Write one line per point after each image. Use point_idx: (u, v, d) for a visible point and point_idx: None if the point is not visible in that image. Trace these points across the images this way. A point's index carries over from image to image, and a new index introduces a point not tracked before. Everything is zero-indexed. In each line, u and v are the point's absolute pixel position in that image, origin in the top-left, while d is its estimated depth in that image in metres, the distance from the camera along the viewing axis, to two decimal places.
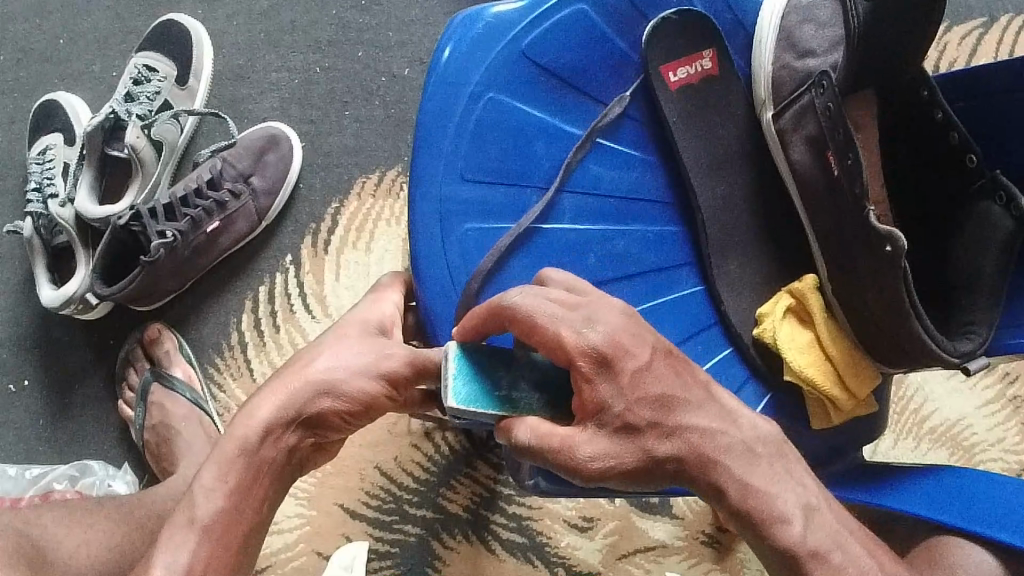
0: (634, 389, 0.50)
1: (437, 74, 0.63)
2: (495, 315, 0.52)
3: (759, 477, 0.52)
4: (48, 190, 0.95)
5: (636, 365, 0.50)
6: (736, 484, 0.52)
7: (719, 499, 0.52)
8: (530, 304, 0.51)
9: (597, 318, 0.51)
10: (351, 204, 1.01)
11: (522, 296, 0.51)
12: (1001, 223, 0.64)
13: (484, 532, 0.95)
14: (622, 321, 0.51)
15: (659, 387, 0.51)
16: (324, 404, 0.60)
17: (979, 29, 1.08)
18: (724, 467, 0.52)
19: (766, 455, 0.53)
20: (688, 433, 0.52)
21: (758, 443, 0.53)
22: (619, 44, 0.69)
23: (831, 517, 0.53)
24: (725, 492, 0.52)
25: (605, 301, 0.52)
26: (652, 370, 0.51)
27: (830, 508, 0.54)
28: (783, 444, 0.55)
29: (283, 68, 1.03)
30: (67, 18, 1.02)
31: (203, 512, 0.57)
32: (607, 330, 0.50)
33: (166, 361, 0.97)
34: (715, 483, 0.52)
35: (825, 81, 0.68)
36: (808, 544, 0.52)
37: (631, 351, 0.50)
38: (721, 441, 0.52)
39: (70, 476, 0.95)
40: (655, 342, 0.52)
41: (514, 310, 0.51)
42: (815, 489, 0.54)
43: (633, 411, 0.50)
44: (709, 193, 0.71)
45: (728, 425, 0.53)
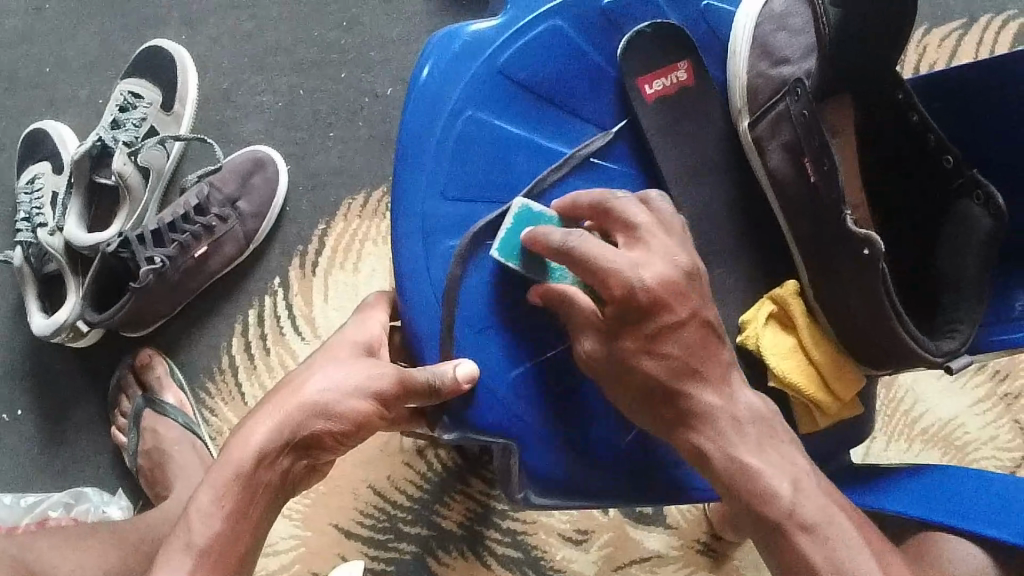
0: (652, 341, 0.56)
1: (417, 90, 0.64)
2: (550, 251, 0.56)
3: (747, 452, 0.56)
4: (37, 219, 0.96)
5: (669, 321, 0.56)
6: (720, 454, 0.56)
7: (704, 466, 0.57)
8: (589, 243, 0.55)
9: (651, 262, 0.55)
10: (338, 224, 1.02)
11: (579, 236, 0.56)
12: (980, 221, 0.65)
13: (479, 547, 0.95)
14: (675, 274, 0.56)
15: (680, 350, 0.56)
16: (318, 425, 0.60)
17: (957, 30, 1.09)
18: (709, 436, 0.57)
19: (753, 436, 0.57)
20: (687, 399, 0.57)
21: (745, 420, 0.57)
22: (594, 57, 0.70)
23: (819, 495, 0.55)
24: (710, 460, 0.56)
25: (671, 249, 0.57)
26: (682, 331, 0.56)
27: (819, 486, 0.56)
28: (773, 422, 0.58)
29: (268, 91, 1.04)
30: (53, 47, 1.03)
31: (200, 535, 0.58)
32: (655, 277, 0.55)
33: (158, 386, 0.97)
34: (700, 446, 0.57)
35: (800, 88, 0.69)
36: (797, 516, 0.54)
37: (670, 306, 0.55)
38: (714, 413, 0.57)
39: (65, 503, 0.95)
40: (699, 307, 0.57)
41: (569, 251, 0.55)
42: (805, 467, 0.56)
43: (640, 357, 0.57)
44: (689, 204, 0.72)
45: (727, 403, 0.57)
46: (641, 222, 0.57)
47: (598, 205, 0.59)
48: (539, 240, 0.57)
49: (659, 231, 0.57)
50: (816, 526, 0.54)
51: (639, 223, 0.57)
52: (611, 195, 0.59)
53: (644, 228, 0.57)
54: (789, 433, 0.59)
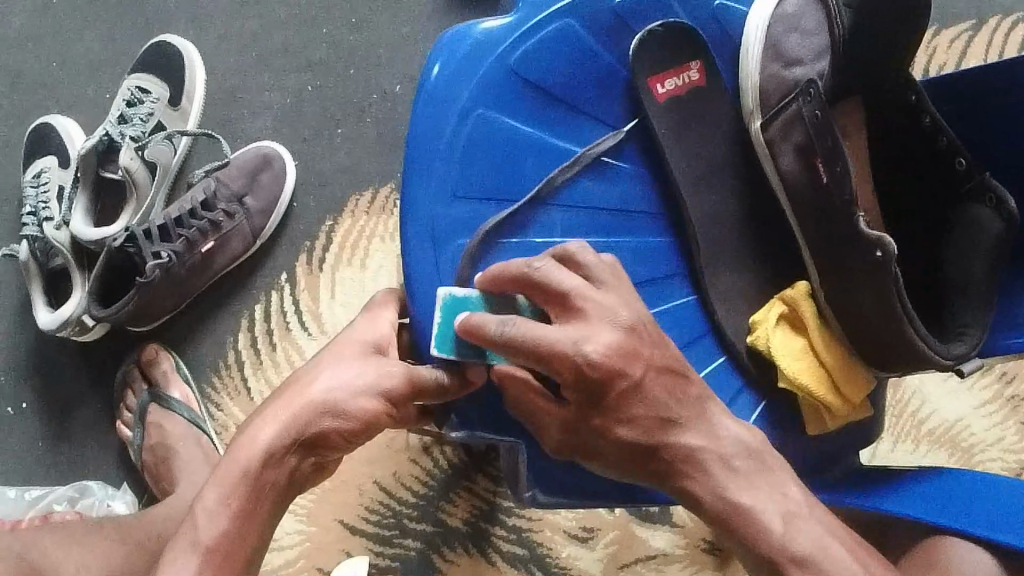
0: (617, 409, 0.56)
1: (426, 91, 0.63)
2: (487, 342, 0.54)
3: (737, 489, 0.56)
4: (43, 214, 0.95)
5: (626, 385, 0.55)
6: (711, 493, 0.56)
7: (698, 507, 0.57)
8: (527, 328, 0.53)
9: (593, 333, 0.54)
10: (345, 221, 1.02)
11: (514, 325, 0.54)
12: (989, 226, 0.64)
13: (484, 544, 0.95)
14: (619, 338, 0.54)
15: (646, 410, 0.56)
16: (327, 423, 0.60)
17: (967, 31, 1.09)
18: (699, 481, 0.57)
19: (743, 469, 0.57)
20: (668, 452, 0.57)
21: (734, 457, 0.57)
22: (606, 57, 0.70)
23: (813, 523, 0.55)
24: (703, 500, 0.57)
25: (608, 309, 0.55)
26: (641, 390, 0.56)
27: (812, 514, 0.56)
28: (764, 455, 0.58)
29: (275, 87, 1.04)
30: (60, 42, 1.03)
31: (207, 533, 0.58)
32: (602, 349, 0.53)
33: (163, 381, 0.97)
34: (690, 491, 0.57)
35: (813, 89, 0.68)
36: (789, 549, 0.54)
37: (623, 372, 0.54)
38: (698, 457, 0.57)
39: (70, 497, 0.95)
40: (649, 361, 0.56)
41: (509, 341, 0.53)
42: (797, 498, 0.56)
43: (611, 428, 0.57)
44: (699, 205, 0.71)
45: (710, 441, 0.57)
46: (572, 290, 0.55)
47: (519, 280, 0.56)
48: (475, 330, 0.55)
49: (591, 292, 0.55)
50: (809, 559, 0.54)
51: (569, 292, 0.55)
52: (529, 265, 0.56)
53: (577, 294, 0.55)
54: (782, 464, 0.59)
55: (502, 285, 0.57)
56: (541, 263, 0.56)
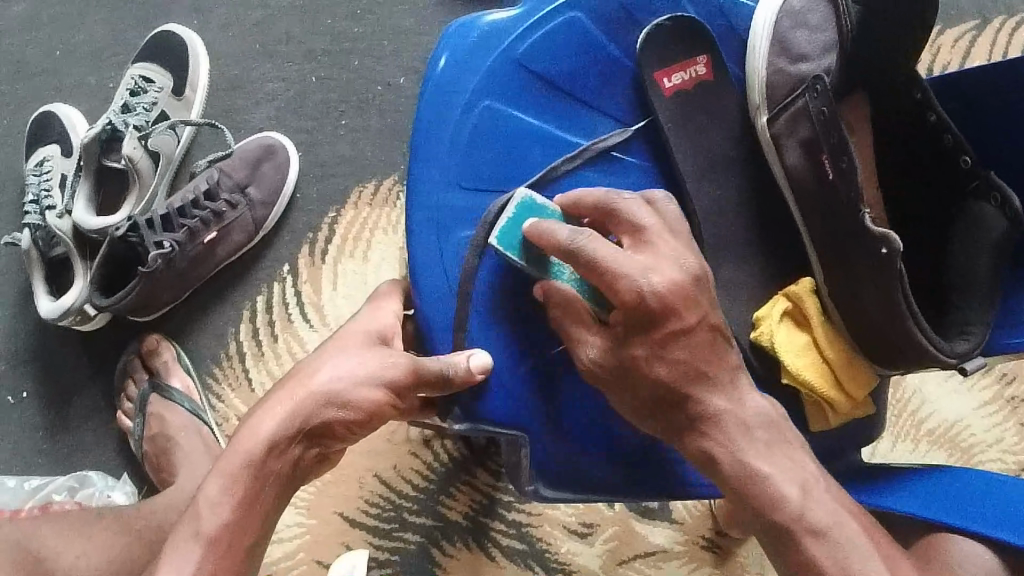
0: (661, 347, 0.56)
1: (434, 82, 0.63)
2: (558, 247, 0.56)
3: (756, 456, 0.56)
4: (45, 203, 0.96)
5: (678, 327, 0.55)
6: (730, 458, 0.56)
7: (715, 474, 0.57)
8: (597, 243, 0.55)
9: (661, 267, 0.55)
10: (348, 212, 1.02)
11: (587, 236, 0.55)
12: (994, 224, 0.65)
13: (484, 538, 0.95)
14: (683, 279, 0.55)
15: (688, 355, 0.56)
16: (329, 414, 0.60)
17: (970, 31, 1.09)
18: (719, 441, 0.56)
19: (763, 439, 0.56)
20: (697, 404, 0.57)
21: (756, 426, 0.56)
22: (612, 50, 0.69)
23: (828, 498, 0.55)
24: (721, 465, 0.56)
25: (678, 253, 0.56)
26: (690, 336, 0.56)
27: (829, 490, 0.56)
28: (783, 426, 0.58)
29: (278, 78, 1.04)
30: (64, 30, 1.03)
31: (209, 524, 0.58)
32: (663, 283, 0.54)
33: (164, 371, 0.97)
34: (709, 452, 0.56)
35: (820, 84, 0.69)
36: (806, 521, 0.54)
37: (678, 313, 0.55)
38: (722, 419, 0.56)
39: (70, 487, 0.95)
40: (707, 313, 0.56)
41: (577, 251, 0.55)
42: (815, 471, 0.56)
43: (649, 363, 0.56)
44: (705, 199, 0.71)
45: (735, 406, 0.57)
46: (649, 226, 0.57)
47: (601, 205, 0.58)
48: (547, 233, 0.57)
49: (667, 234, 0.57)
50: (826, 530, 0.54)
51: (645, 226, 0.57)
52: (616, 196, 0.58)
53: (652, 230, 0.57)
54: (800, 437, 0.59)
55: (583, 208, 0.60)
56: (626, 196, 0.58)
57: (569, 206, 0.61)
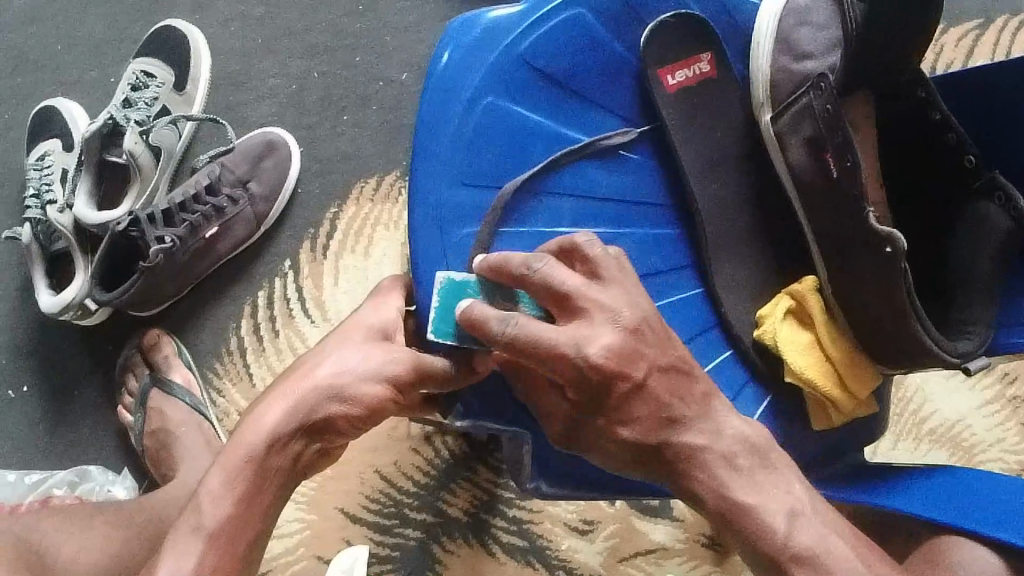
0: (619, 411, 0.56)
1: (436, 76, 0.63)
2: (489, 338, 0.52)
3: (740, 488, 0.56)
4: (46, 197, 0.95)
5: (629, 387, 0.54)
6: (712, 494, 0.56)
7: (700, 504, 0.57)
8: (531, 328, 0.51)
9: (594, 334, 0.52)
10: (350, 208, 1.01)
11: (517, 322, 0.51)
12: (999, 221, 0.64)
13: (485, 535, 0.95)
14: (621, 339, 0.53)
15: (647, 411, 0.56)
16: (332, 408, 0.60)
17: (974, 31, 1.08)
18: (701, 481, 0.56)
19: (746, 467, 0.57)
20: (671, 451, 0.57)
21: (737, 455, 0.57)
22: (616, 47, 0.69)
23: (816, 522, 0.56)
24: (703, 499, 0.57)
25: (611, 308, 0.53)
26: (644, 390, 0.55)
27: (817, 512, 0.56)
28: (765, 450, 0.58)
29: (280, 74, 1.03)
30: (65, 24, 1.02)
31: (210, 518, 0.58)
32: (606, 347, 0.52)
33: (165, 365, 0.97)
34: (690, 489, 0.57)
35: (824, 82, 0.68)
36: (791, 548, 0.55)
37: (624, 374, 0.54)
38: (701, 457, 0.56)
39: (69, 482, 0.95)
40: (652, 359, 0.55)
41: (510, 340, 0.51)
42: (801, 495, 0.57)
43: (615, 430, 0.56)
44: (708, 197, 0.71)
45: (712, 438, 0.57)
46: (574, 289, 0.53)
47: (518, 276, 0.54)
48: (477, 323, 0.52)
49: (593, 290, 0.53)
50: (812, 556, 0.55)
51: (570, 291, 0.53)
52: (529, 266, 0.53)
53: (578, 293, 0.53)
54: (785, 458, 0.59)
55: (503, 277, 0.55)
56: (540, 262, 0.53)
57: (492, 273, 0.56)
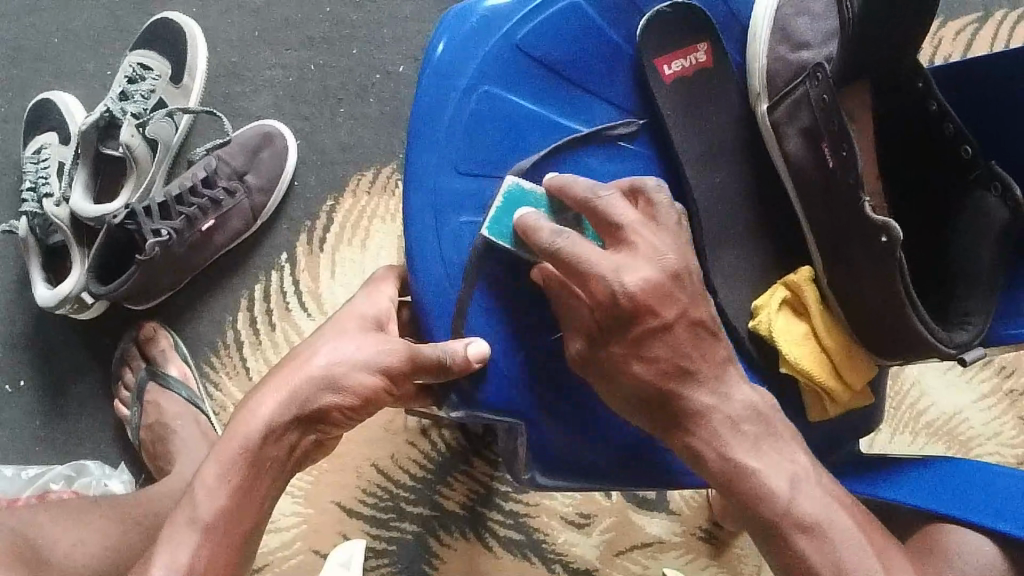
0: (639, 347, 0.56)
1: (432, 66, 0.63)
2: (536, 245, 0.56)
3: (743, 453, 0.56)
4: (42, 189, 0.95)
5: (653, 326, 0.55)
6: (716, 456, 0.56)
7: (701, 467, 0.57)
8: (577, 247, 0.55)
9: (635, 265, 0.54)
10: (347, 201, 1.01)
11: (565, 238, 0.55)
12: (995, 213, 0.64)
13: (481, 528, 0.95)
14: (660, 277, 0.55)
15: (668, 353, 0.56)
16: (326, 399, 0.60)
17: (973, 23, 1.08)
18: (705, 440, 0.56)
19: (751, 433, 0.56)
20: (682, 402, 0.57)
21: (744, 420, 0.56)
22: (612, 35, 0.69)
23: (818, 491, 0.55)
24: (705, 461, 0.57)
25: (658, 248, 0.56)
26: (670, 332, 0.56)
27: (819, 483, 0.56)
28: (771, 417, 0.57)
29: (277, 66, 1.03)
30: (62, 17, 1.02)
31: (206, 509, 0.58)
32: (641, 281, 0.54)
33: (161, 359, 0.97)
34: (693, 448, 0.57)
35: (820, 73, 0.68)
36: (794, 516, 0.54)
37: (655, 311, 0.55)
38: (710, 417, 0.56)
39: (66, 476, 0.95)
40: (687, 308, 0.56)
41: (556, 251, 0.55)
42: (805, 464, 0.56)
43: (630, 363, 0.56)
44: (704, 187, 0.71)
45: (721, 401, 0.57)
46: (628, 222, 0.56)
47: (582, 201, 0.58)
48: (529, 231, 0.57)
49: (644, 229, 0.56)
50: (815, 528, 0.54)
51: (622, 223, 0.56)
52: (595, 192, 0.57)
53: (631, 227, 0.56)
54: (789, 427, 0.58)
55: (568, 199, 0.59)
56: (604, 192, 0.57)
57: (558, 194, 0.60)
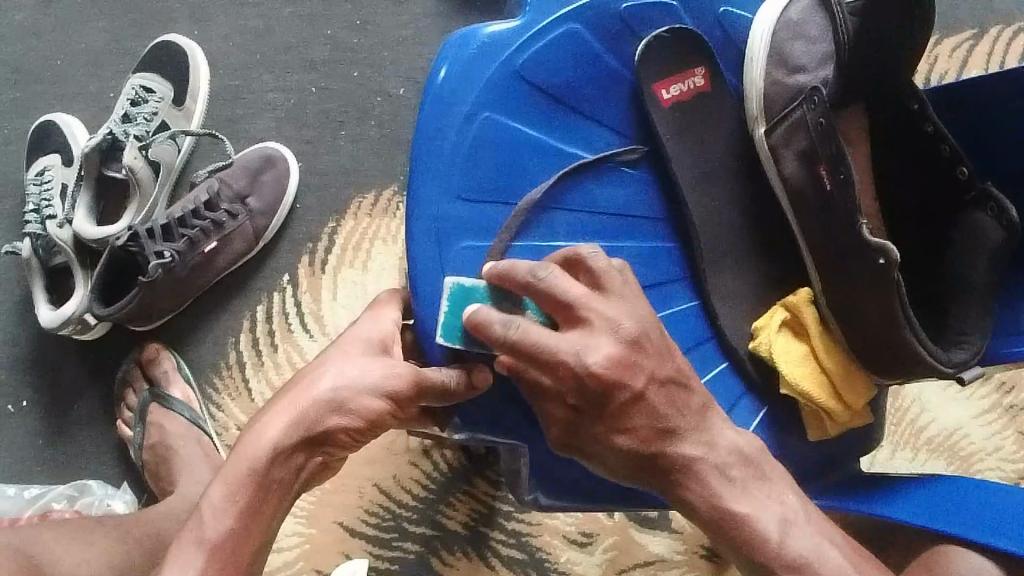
0: (618, 420, 0.56)
1: (434, 92, 0.63)
2: (493, 342, 0.53)
3: (734, 498, 0.57)
4: (45, 212, 0.96)
5: (629, 396, 0.55)
6: (706, 500, 0.57)
7: (690, 511, 0.58)
8: (535, 336, 0.53)
9: (592, 343, 0.54)
10: (348, 223, 1.02)
11: (520, 328, 0.53)
12: (992, 233, 0.65)
13: (484, 548, 0.95)
14: (620, 349, 0.54)
15: (645, 422, 0.56)
16: (333, 421, 0.61)
17: (968, 41, 1.09)
18: (695, 490, 0.57)
19: (739, 478, 0.58)
20: (668, 461, 0.57)
21: (730, 466, 0.57)
22: (611, 62, 0.70)
23: (811, 532, 0.57)
24: (695, 508, 0.58)
25: (614, 319, 0.54)
26: (644, 400, 0.56)
27: (810, 520, 0.57)
28: (759, 465, 0.59)
29: (279, 88, 1.04)
30: (64, 40, 1.03)
31: (214, 531, 0.58)
32: (605, 356, 0.53)
33: (164, 380, 0.97)
34: (685, 498, 0.58)
35: (818, 96, 0.69)
36: (785, 557, 0.56)
37: (622, 383, 0.54)
38: (697, 467, 0.57)
39: (69, 496, 0.95)
40: (654, 371, 0.56)
41: (513, 344, 0.53)
42: (795, 505, 0.58)
43: (614, 437, 0.57)
44: (703, 210, 0.71)
45: (707, 449, 0.57)
46: (577, 298, 0.54)
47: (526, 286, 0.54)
48: (479, 327, 0.54)
49: (596, 301, 0.54)
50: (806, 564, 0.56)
51: (574, 300, 0.54)
52: (535, 274, 0.54)
53: (583, 302, 0.54)
54: (780, 470, 0.60)
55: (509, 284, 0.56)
56: (545, 273, 0.54)
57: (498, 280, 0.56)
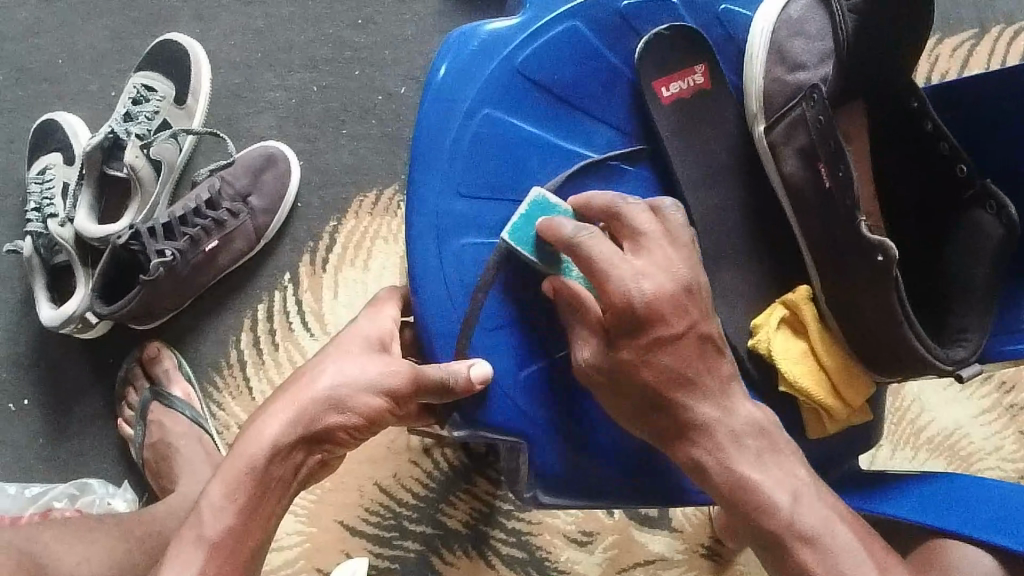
0: (648, 350, 0.56)
1: (434, 88, 0.64)
2: (558, 239, 0.58)
3: (746, 465, 0.56)
4: (47, 210, 0.96)
5: (665, 334, 0.56)
6: (718, 467, 0.57)
7: (703, 479, 0.57)
8: (598, 244, 0.57)
9: (650, 273, 0.56)
10: (349, 222, 1.02)
11: (589, 233, 0.57)
12: (991, 230, 0.65)
13: (484, 546, 0.95)
14: (672, 286, 0.56)
15: (675, 362, 0.57)
16: (332, 419, 0.61)
17: (969, 40, 1.09)
18: (708, 450, 0.57)
19: (752, 447, 0.57)
20: (684, 414, 0.57)
21: (744, 434, 0.57)
22: (610, 59, 0.70)
23: (819, 505, 0.55)
24: (708, 473, 0.57)
25: (673, 262, 0.57)
26: (677, 342, 0.57)
27: (821, 496, 0.56)
28: (774, 437, 0.58)
29: (280, 87, 1.04)
30: (66, 38, 1.03)
31: (212, 529, 0.58)
32: (653, 288, 0.55)
33: (165, 378, 0.97)
34: (695, 460, 0.57)
35: (816, 94, 0.69)
36: (797, 527, 0.54)
37: (665, 319, 0.56)
38: (712, 430, 0.57)
39: (70, 494, 0.95)
40: (697, 322, 0.57)
41: (576, 243, 0.57)
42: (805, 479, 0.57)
43: (640, 366, 0.57)
44: (703, 209, 0.71)
45: (724, 414, 0.58)
46: (648, 232, 0.58)
47: (608, 209, 0.60)
48: (552, 227, 0.59)
49: (663, 242, 0.58)
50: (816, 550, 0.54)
51: (645, 233, 0.58)
52: (621, 200, 0.60)
53: (651, 238, 0.58)
54: (792, 445, 0.59)
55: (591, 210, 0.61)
56: (630, 203, 0.59)
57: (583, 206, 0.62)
